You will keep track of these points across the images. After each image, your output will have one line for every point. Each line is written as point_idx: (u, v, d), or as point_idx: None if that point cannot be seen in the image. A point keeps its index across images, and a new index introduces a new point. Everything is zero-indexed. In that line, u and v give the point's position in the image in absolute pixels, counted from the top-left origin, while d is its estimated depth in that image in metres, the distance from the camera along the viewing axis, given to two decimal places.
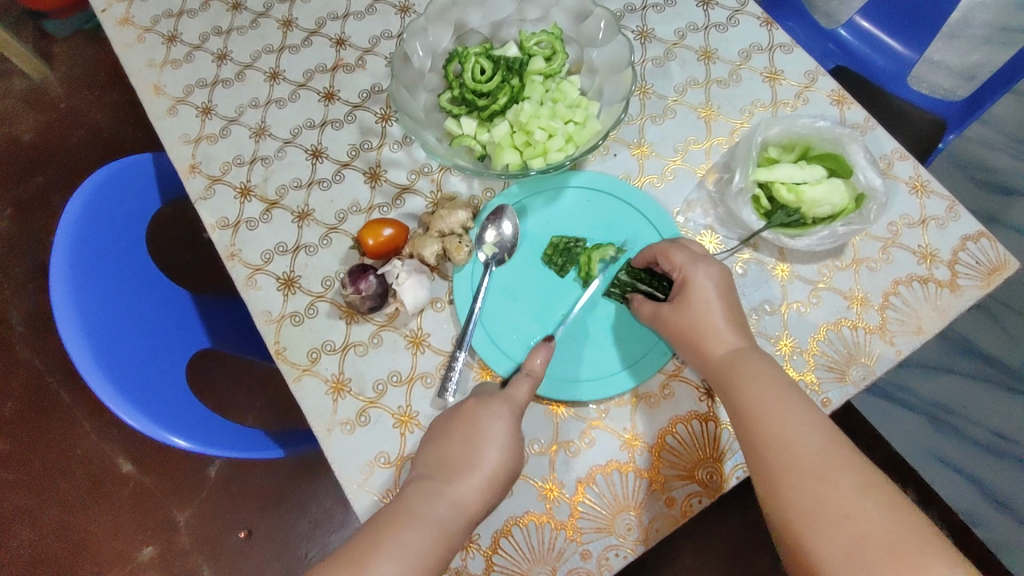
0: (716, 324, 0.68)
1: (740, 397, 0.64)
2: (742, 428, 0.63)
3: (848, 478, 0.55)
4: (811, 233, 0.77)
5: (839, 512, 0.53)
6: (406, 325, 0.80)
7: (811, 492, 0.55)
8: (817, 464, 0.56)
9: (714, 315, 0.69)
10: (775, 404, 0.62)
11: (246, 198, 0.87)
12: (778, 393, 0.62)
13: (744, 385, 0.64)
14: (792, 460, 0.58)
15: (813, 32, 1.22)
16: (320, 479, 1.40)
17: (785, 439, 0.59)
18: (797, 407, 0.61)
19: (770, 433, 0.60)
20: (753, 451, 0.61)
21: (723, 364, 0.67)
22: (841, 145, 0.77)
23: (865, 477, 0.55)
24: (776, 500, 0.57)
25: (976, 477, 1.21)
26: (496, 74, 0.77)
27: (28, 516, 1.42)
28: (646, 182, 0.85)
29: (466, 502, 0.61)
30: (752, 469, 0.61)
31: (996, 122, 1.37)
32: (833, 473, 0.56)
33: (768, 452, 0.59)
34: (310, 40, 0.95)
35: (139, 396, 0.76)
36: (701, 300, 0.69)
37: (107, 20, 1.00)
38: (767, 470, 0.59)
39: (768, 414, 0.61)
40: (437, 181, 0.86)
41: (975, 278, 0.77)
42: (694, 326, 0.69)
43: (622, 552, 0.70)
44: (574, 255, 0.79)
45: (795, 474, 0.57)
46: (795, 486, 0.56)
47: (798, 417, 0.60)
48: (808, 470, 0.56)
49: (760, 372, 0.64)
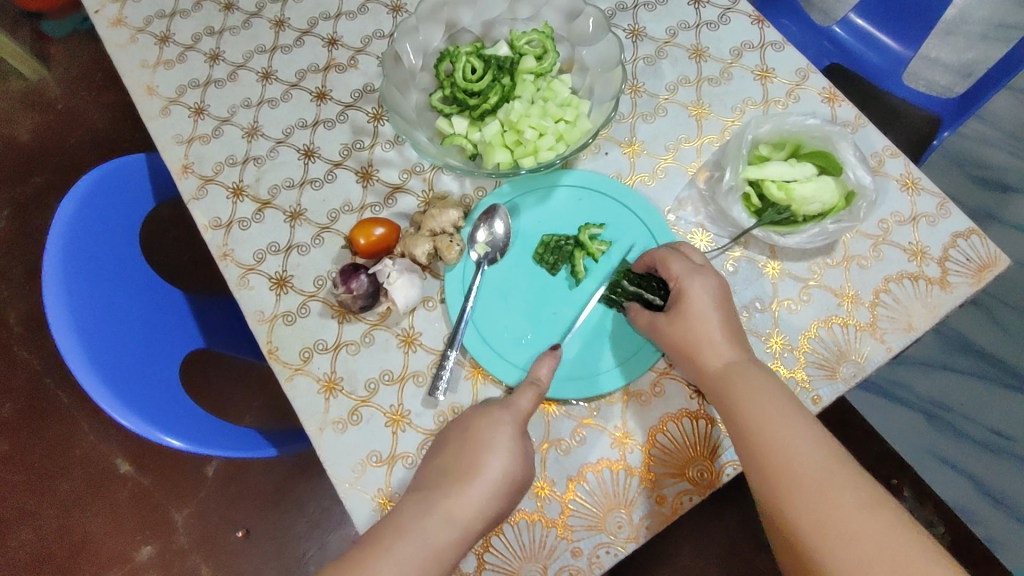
0: (713, 336, 0.68)
1: (740, 411, 0.63)
2: (740, 445, 0.63)
3: (852, 496, 0.55)
4: (801, 230, 0.77)
5: (845, 532, 0.53)
6: (397, 324, 0.80)
7: (816, 510, 0.55)
8: (819, 480, 0.56)
9: (711, 327, 0.69)
10: (775, 420, 0.61)
11: (239, 198, 0.88)
12: (777, 407, 0.62)
13: (744, 400, 0.64)
14: (795, 478, 0.57)
15: (807, 30, 1.21)
16: (318, 478, 1.40)
17: (787, 457, 0.58)
18: (795, 421, 0.61)
19: (771, 450, 0.59)
20: (755, 469, 0.60)
21: (718, 377, 0.67)
22: (831, 143, 0.78)
23: (868, 494, 0.55)
24: (780, 518, 0.57)
25: (971, 474, 1.22)
26: (487, 74, 0.77)
27: (26, 517, 1.43)
28: (637, 181, 0.85)
29: (456, 511, 0.61)
30: (754, 485, 0.60)
31: (992, 119, 1.37)
32: (837, 491, 0.55)
33: (771, 470, 0.59)
34: (302, 40, 0.95)
35: (131, 396, 0.76)
36: (698, 313, 0.69)
37: (100, 21, 1.00)
38: (769, 487, 0.58)
39: (768, 430, 0.61)
40: (428, 180, 0.86)
41: (966, 274, 0.77)
42: (690, 338, 0.69)
43: (613, 550, 0.70)
44: (565, 253, 0.78)
45: (799, 493, 0.56)
46: (799, 504, 0.56)
47: (798, 432, 0.60)
48: (812, 487, 0.56)
49: (755, 379, 0.64)
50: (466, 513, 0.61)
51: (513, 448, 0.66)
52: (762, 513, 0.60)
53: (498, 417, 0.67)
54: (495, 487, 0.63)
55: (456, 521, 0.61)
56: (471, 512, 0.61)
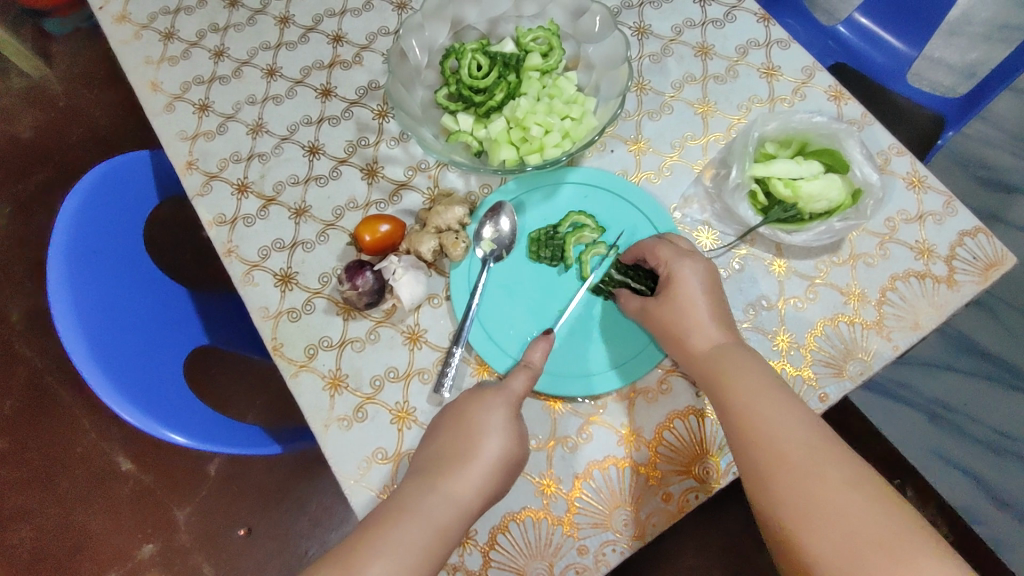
0: (701, 319, 0.68)
1: (727, 391, 0.63)
2: (729, 427, 0.62)
3: (837, 473, 0.54)
4: (808, 228, 0.77)
5: (828, 508, 0.52)
6: (403, 321, 0.80)
7: (799, 489, 0.54)
8: (804, 459, 0.56)
9: (699, 310, 0.68)
10: (762, 399, 0.61)
11: (244, 194, 0.87)
12: (764, 388, 0.62)
13: (731, 379, 0.63)
14: (779, 456, 0.57)
15: (812, 30, 1.21)
16: (320, 477, 1.40)
17: (772, 435, 0.58)
18: (783, 400, 0.61)
19: (758, 430, 0.59)
20: (742, 449, 0.60)
21: (708, 359, 0.67)
22: (837, 140, 0.78)
23: (854, 471, 0.55)
24: (763, 496, 0.56)
25: (973, 473, 1.21)
26: (493, 70, 0.77)
27: (27, 515, 1.42)
28: (643, 179, 0.85)
29: (457, 494, 0.61)
30: (742, 465, 0.60)
31: (996, 120, 1.37)
32: (821, 468, 0.55)
33: (756, 449, 0.58)
34: (307, 37, 0.95)
35: (135, 392, 0.76)
36: (686, 296, 0.69)
37: (105, 18, 1.00)
38: (755, 466, 0.58)
39: (755, 410, 0.60)
40: (433, 177, 0.86)
41: (972, 273, 0.77)
42: (679, 319, 0.69)
43: (619, 548, 0.70)
44: (559, 245, 0.78)
45: (783, 471, 0.56)
46: (783, 484, 0.55)
47: (785, 413, 0.59)
48: (796, 466, 0.55)
49: (745, 367, 0.64)
50: (469, 500, 0.61)
51: (516, 440, 0.66)
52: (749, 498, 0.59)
53: (495, 410, 0.66)
54: (496, 477, 0.63)
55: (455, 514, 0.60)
56: (469, 503, 0.61)
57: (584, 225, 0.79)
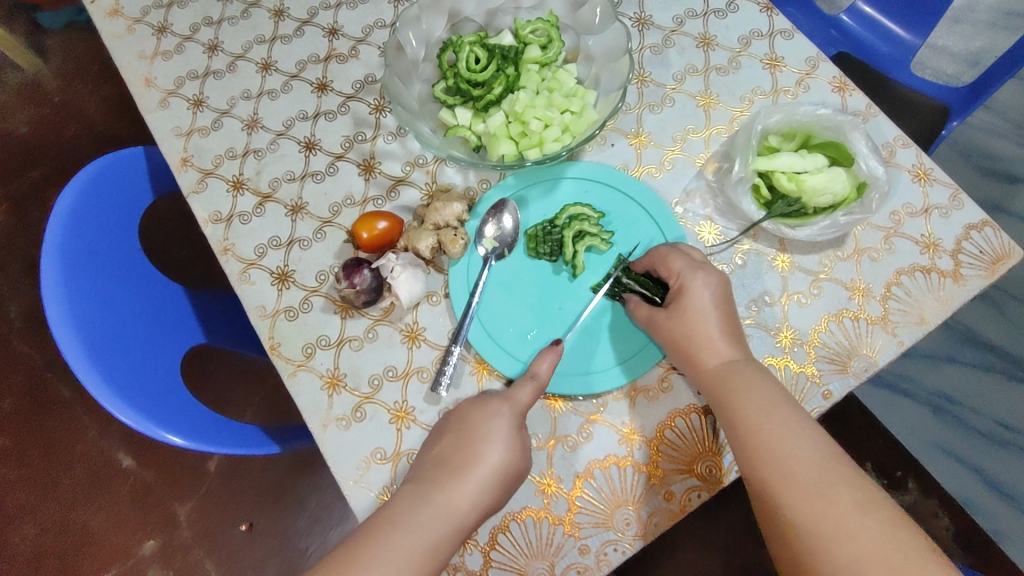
0: (712, 335, 0.67)
1: (736, 411, 0.62)
2: (738, 445, 0.61)
3: (847, 494, 0.54)
4: (812, 223, 0.75)
5: (841, 530, 0.52)
6: (401, 319, 0.79)
7: (809, 509, 0.53)
8: (815, 479, 0.55)
9: (710, 324, 0.67)
10: (772, 419, 0.60)
11: (239, 191, 0.86)
12: (773, 407, 0.61)
13: (739, 399, 0.62)
14: (790, 478, 0.56)
15: (814, 18, 1.19)
16: (319, 472, 1.40)
17: (782, 456, 0.57)
18: (793, 421, 0.60)
19: (767, 449, 0.58)
20: (751, 469, 0.59)
21: (715, 375, 0.66)
22: (842, 133, 0.76)
23: (865, 494, 0.54)
24: (776, 519, 0.56)
25: (980, 468, 1.19)
26: (491, 63, 0.75)
27: (28, 512, 1.42)
28: (644, 173, 0.84)
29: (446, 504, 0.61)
30: (750, 487, 0.59)
31: (1000, 108, 1.35)
32: (832, 489, 0.54)
33: (767, 470, 0.57)
34: (302, 30, 0.93)
35: (132, 393, 0.75)
36: (697, 309, 0.68)
37: (96, 12, 0.98)
38: (765, 487, 0.57)
39: (765, 430, 0.59)
40: (432, 172, 0.85)
41: (979, 267, 0.76)
42: (689, 335, 0.67)
43: (621, 548, 0.70)
44: (556, 240, 0.76)
45: (793, 491, 0.55)
46: (795, 504, 0.54)
47: (795, 432, 0.59)
48: (807, 486, 0.55)
49: (756, 385, 0.63)
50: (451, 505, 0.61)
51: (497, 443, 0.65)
52: (760, 517, 0.59)
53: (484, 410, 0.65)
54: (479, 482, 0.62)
55: (446, 510, 0.60)
56: (460, 497, 0.61)
57: (580, 216, 0.77)
